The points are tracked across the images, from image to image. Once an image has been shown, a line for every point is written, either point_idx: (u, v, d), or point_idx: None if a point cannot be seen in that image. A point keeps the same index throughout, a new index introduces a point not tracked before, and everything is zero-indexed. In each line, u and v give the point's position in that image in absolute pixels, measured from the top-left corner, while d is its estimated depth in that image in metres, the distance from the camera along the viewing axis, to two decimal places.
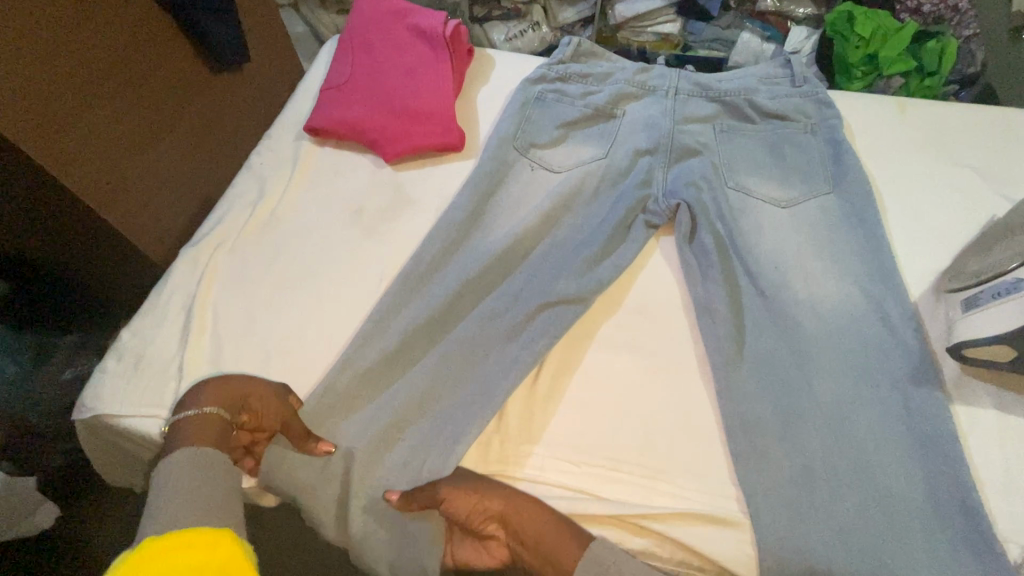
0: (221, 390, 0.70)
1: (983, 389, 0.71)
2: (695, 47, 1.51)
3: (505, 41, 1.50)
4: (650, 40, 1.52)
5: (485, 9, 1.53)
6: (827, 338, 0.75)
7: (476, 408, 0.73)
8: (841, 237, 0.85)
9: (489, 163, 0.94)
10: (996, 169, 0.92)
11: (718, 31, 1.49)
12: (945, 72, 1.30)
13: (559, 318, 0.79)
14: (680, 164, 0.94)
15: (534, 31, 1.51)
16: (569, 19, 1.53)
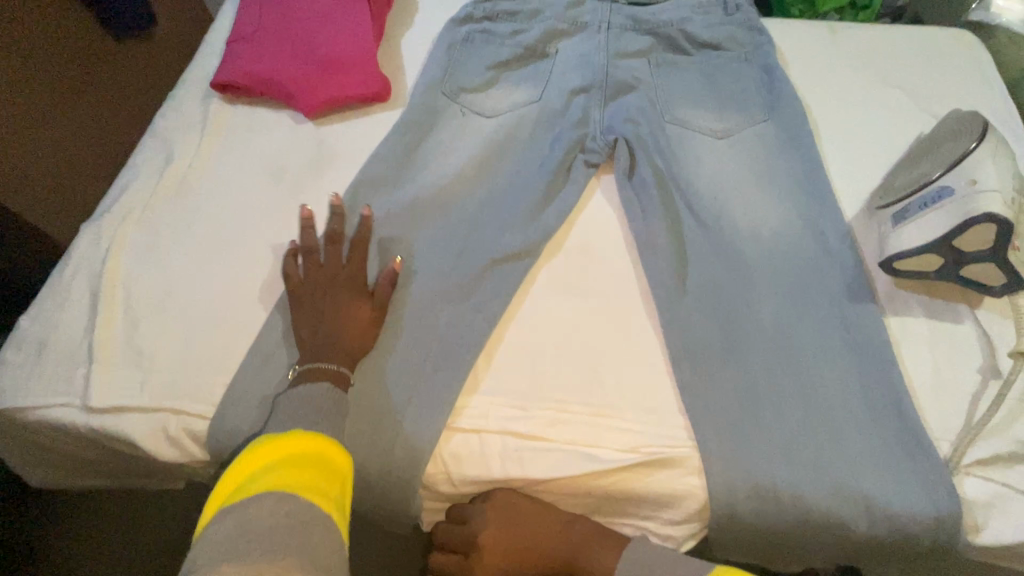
0: (336, 341, 0.67)
1: (913, 298, 0.72)
2: None
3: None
4: None
5: None
6: (768, 262, 0.75)
7: (419, 365, 0.70)
8: (778, 164, 0.84)
9: (417, 111, 0.89)
10: (923, 89, 0.93)
11: None
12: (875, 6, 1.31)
13: (504, 271, 0.76)
14: (616, 101, 0.91)
15: None
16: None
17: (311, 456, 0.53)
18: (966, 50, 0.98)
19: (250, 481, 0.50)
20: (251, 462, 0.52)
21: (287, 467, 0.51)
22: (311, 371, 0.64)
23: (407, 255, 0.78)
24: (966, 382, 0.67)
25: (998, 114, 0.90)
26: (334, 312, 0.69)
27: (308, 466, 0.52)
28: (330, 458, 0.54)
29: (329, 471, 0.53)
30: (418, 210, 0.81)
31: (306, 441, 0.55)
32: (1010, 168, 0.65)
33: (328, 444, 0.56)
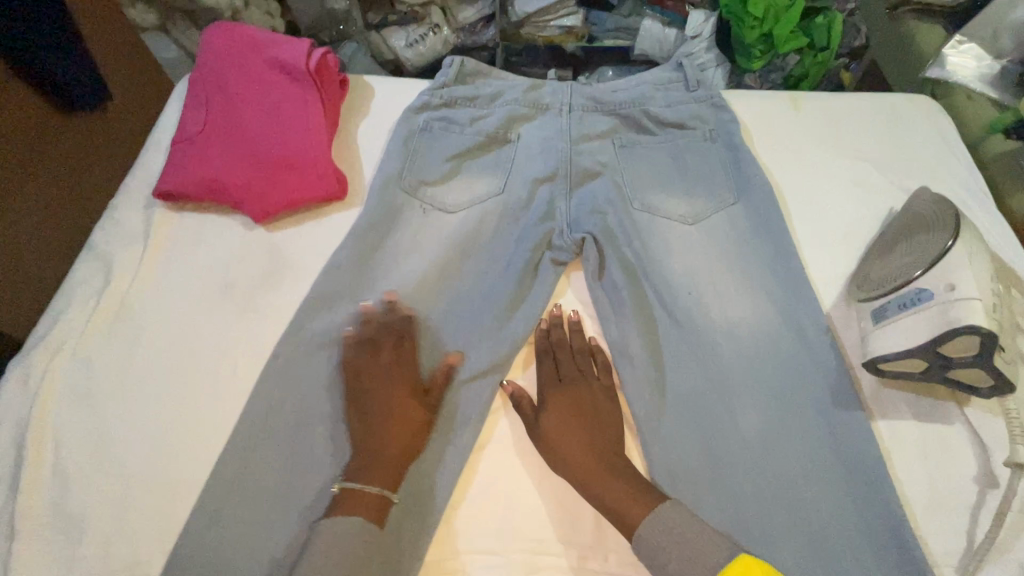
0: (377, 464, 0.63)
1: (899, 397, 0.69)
2: (600, 37, 1.68)
3: (407, 47, 1.64)
4: (554, 34, 1.67)
5: (381, 14, 1.66)
6: (749, 366, 0.72)
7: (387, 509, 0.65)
8: (751, 251, 0.82)
9: (375, 211, 0.84)
10: (889, 161, 0.92)
11: (620, 21, 1.66)
12: (835, 46, 1.34)
13: (476, 394, 0.72)
14: (581, 189, 0.89)
15: (433, 33, 1.65)
16: (469, 18, 1.67)
17: None
18: (927, 115, 0.98)
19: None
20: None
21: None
22: (346, 498, 0.61)
23: None
24: (961, 492, 0.64)
25: (964, 185, 0.89)
26: (376, 431, 0.65)
27: None
28: None
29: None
30: (379, 323, 0.76)
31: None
32: (988, 269, 0.63)
33: None
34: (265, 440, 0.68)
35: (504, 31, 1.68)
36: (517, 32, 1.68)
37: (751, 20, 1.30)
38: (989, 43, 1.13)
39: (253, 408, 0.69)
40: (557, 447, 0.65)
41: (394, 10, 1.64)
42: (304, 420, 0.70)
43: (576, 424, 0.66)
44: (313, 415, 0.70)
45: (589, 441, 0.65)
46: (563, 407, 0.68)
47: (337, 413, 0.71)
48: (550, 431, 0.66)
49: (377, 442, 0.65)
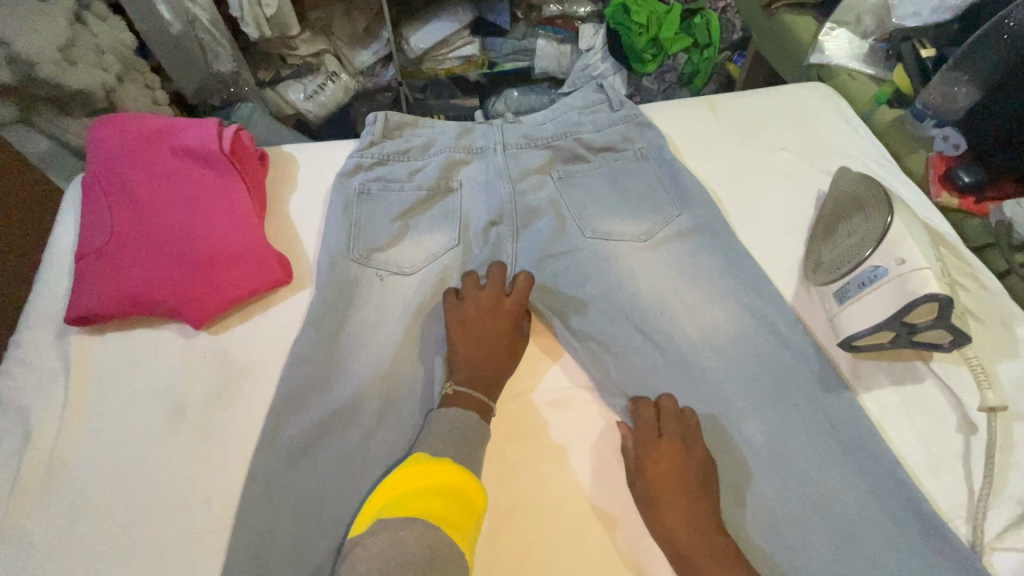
0: (474, 372, 0.72)
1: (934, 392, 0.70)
2: (500, 62, 1.71)
3: (307, 99, 1.61)
4: (455, 64, 1.68)
5: (272, 70, 1.60)
6: (733, 371, 0.74)
7: None
8: (707, 258, 0.84)
9: (329, 290, 0.79)
10: (805, 147, 0.99)
11: (517, 44, 1.68)
12: (716, 41, 1.60)
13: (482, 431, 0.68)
14: (530, 229, 0.88)
15: (333, 81, 1.61)
16: (366, 62, 1.63)
17: (439, 483, 0.58)
18: (825, 97, 1.07)
19: (391, 503, 0.56)
20: (390, 489, 0.58)
21: (412, 494, 0.56)
22: (455, 399, 0.69)
23: (362, 475, 0.67)
24: (952, 444, 0.68)
25: (872, 159, 0.98)
26: (490, 337, 0.74)
27: (431, 491, 0.57)
28: (465, 491, 0.58)
29: (465, 503, 0.58)
30: (360, 412, 0.70)
31: (444, 467, 0.60)
32: (921, 237, 0.69)
33: (462, 474, 0.60)
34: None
35: (404, 68, 1.66)
36: (416, 69, 1.68)
37: (636, 28, 1.51)
38: (856, 27, 1.26)
39: (238, 543, 0.62)
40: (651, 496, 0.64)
41: (286, 64, 1.59)
42: (301, 539, 0.63)
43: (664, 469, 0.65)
44: (309, 532, 0.63)
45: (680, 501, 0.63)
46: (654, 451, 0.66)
47: (335, 522, 0.64)
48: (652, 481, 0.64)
49: (491, 347, 0.74)
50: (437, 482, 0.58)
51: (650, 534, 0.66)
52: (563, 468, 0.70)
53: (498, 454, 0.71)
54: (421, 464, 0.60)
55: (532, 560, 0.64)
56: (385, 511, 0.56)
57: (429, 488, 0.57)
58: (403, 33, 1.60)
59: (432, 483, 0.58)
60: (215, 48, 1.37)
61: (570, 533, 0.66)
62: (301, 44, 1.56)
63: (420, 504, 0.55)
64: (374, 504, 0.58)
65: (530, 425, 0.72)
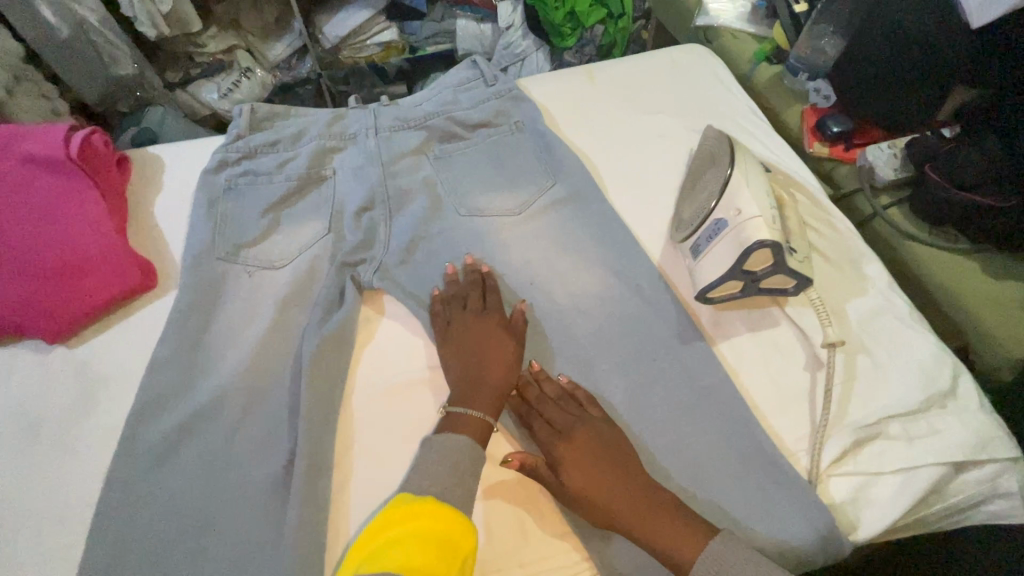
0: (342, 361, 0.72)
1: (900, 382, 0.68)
2: (421, 46, 1.66)
3: (222, 97, 1.52)
4: (374, 52, 1.64)
5: (180, 71, 1.52)
6: (597, 333, 0.75)
7: None
8: (578, 226, 0.86)
9: (192, 292, 0.77)
10: (679, 109, 1.01)
11: (435, 26, 1.64)
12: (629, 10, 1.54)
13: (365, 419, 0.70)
14: (404, 211, 0.87)
15: (247, 77, 1.54)
16: (281, 55, 1.58)
17: (421, 525, 0.53)
18: (700, 59, 1.09)
19: (366, 558, 0.51)
20: (371, 539, 0.53)
21: (395, 541, 0.51)
22: (450, 423, 0.66)
23: (222, 477, 0.65)
24: (801, 382, 0.72)
25: (744, 117, 1.01)
26: (480, 346, 0.71)
27: (415, 532, 0.52)
28: (448, 532, 0.52)
29: (448, 546, 0.51)
30: (222, 412, 0.69)
31: (427, 507, 0.54)
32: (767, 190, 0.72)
33: (447, 514, 0.54)
34: None
35: (322, 59, 1.62)
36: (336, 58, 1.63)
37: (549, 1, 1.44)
38: None
39: (93, 557, 0.60)
40: (596, 495, 0.60)
41: (195, 63, 1.52)
42: (158, 547, 0.61)
43: (597, 469, 0.62)
44: (166, 539, 0.62)
45: (629, 492, 0.60)
46: (583, 455, 0.63)
47: (192, 526, 0.62)
48: (584, 488, 0.61)
49: (469, 355, 0.71)
50: (421, 522, 0.53)
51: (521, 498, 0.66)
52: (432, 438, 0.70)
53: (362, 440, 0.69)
54: (404, 507, 0.55)
55: None
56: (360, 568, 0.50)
57: (413, 529, 0.52)
58: (317, 25, 1.58)
59: (417, 524, 0.53)
60: (113, 52, 1.28)
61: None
62: (209, 40, 1.50)
63: (392, 551, 0.50)
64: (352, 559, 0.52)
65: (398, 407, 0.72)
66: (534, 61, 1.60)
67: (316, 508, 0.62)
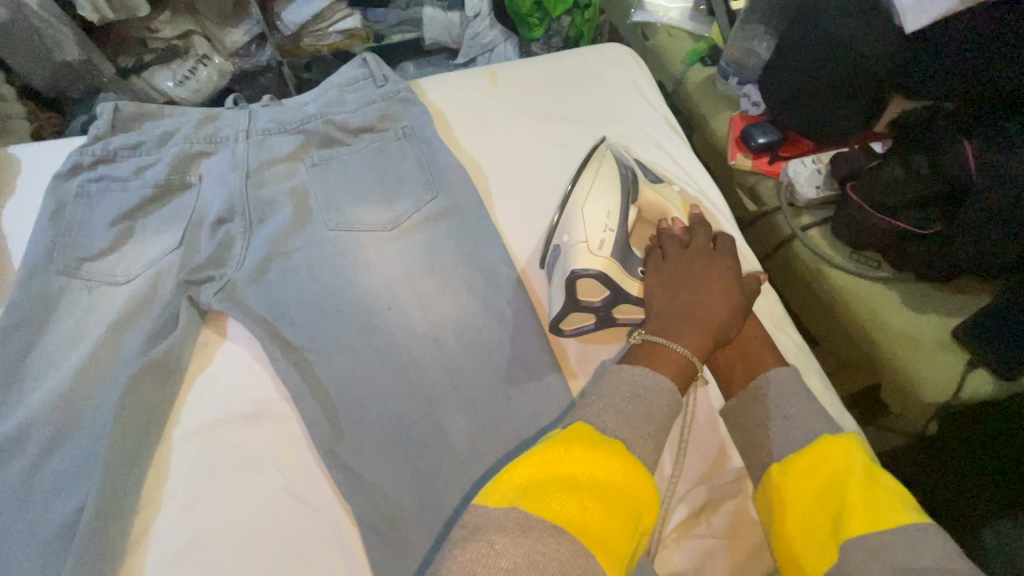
0: (164, 393, 0.67)
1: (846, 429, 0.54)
2: (387, 34, 1.50)
3: (178, 86, 1.29)
4: (337, 41, 1.44)
5: (132, 58, 1.29)
6: (447, 367, 0.69)
7: None
8: (450, 244, 0.79)
9: (12, 307, 0.71)
10: (586, 117, 0.93)
11: (401, 13, 1.48)
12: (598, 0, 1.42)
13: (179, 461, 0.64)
14: (266, 223, 0.80)
15: (205, 66, 1.32)
16: (238, 42, 1.36)
17: (614, 476, 0.46)
18: (618, 61, 1.01)
19: (527, 490, 0.44)
20: (529, 466, 0.46)
21: (562, 484, 0.44)
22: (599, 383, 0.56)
23: (11, 519, 0.59)
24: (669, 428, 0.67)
25: (654, 126, 0.93)
26: (692, 289, 0.64)
27: (587, 482, 0.45)
28: (636, 490, 0.46)
29: (628, 506, 0.45)
30: (27, 444, 0.63)
31: (621, 454, 0.47)
32: (609, 204, 0.70)
33: (636, 470, 0.47)
34: None
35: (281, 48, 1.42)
36: (297, 48, 1.44)
37: None
38: None
39: None
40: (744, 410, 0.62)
41: (148, 49, 1.30)
42: None
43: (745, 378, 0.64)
44: None
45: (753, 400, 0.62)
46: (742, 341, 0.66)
47: None
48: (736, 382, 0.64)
49: (707, 277, 0.65)
50: (596, 470, 0.46)
51: (334, 559, 0.59)
52: (241, 480, 0.63)
53: (167, 488, 0.63)
54: (556, 449, 0.47)
55: None
56: (526, 501, 0.43)
57: (579, 479, 0.45)
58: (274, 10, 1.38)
59: (579, 473, 0.45)
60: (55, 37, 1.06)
61: (233, 556, 0.59)
62: (163, 26, 1.28)
63: (554, 499, 0.43)
64: (509, 481, 0.46)
65: (213, 449, 0.64)
66: (502, 53, 1.46)
67: (95, 559, 0.57)
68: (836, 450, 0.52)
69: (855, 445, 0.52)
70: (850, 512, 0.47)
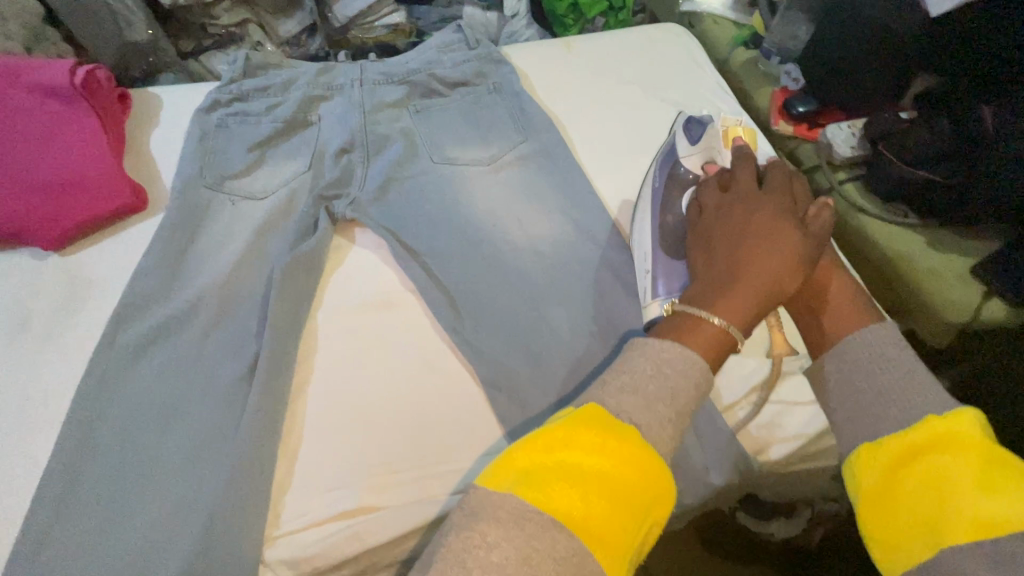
0: (311, 282, 0.78)
1: None
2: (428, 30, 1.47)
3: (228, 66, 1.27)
4: (383, 33, 1.42)
5: (190, 40, 1.28)
6: (546, 271, 0.81)
7: (210, 484, 0.63)
8: (542, 178, 0.91)
9: (174, 213, 0.83)
10: (652, 81, 1.06)
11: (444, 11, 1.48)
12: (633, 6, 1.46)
13: (326, 335, 0.76)
14: (381, 155, 0.93)
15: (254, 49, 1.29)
16: (291, 31, 1.33)
17: (621, 471, 0.41)
18: (677, 38, 1.15)
19: (524, 477, 0.41)
20: (530, 448, 0.42)
21: (561, 478, 0.40)
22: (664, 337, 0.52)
23: (193, 374, 0.71)
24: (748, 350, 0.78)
25: (711, 91, 1.06)
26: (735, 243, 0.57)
27: (589, 473, 0.40)
28: (646, 484, 0.42)
29: (634, 502, 0.41)
30: (196, 318, 0.75)
31: (635, 445, 0.42)
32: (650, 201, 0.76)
33: (648, 462, 0.42)
34: (90, 460, 0.65)
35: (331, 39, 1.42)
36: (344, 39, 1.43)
37: None
38: None
39: (66, 435, 0.66)
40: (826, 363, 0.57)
41: (206, 33, 1.28)
42: (126, 427, 0.67)
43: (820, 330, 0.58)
44: (134, 421, 0.67)
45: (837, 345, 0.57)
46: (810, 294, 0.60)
47: (163, 411, 0.68)
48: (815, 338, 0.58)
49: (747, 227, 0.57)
50: (605, 458, 0.41)
51: (464, 410, 0.70)
52: (379, 354, 0.74)
53: (318, 354, 0.74)
54: (562, 432, 0.42)
55: (346, 438, 0.67)
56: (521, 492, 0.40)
57: (584, 467, 0.40)
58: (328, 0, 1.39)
59: (585, 460, 0.41)
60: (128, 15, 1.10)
61: (378, 406, 0.70)
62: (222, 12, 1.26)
63: (552, 492, 0.39)
64: (507, 462, 0.42)
65: (355, 326, 0.77)
66: None
67: (272, 402, 0.68)
68: (948, 428, 0.44)
69: (968, 423, 0.43)
70: (953, 492, 0.40)
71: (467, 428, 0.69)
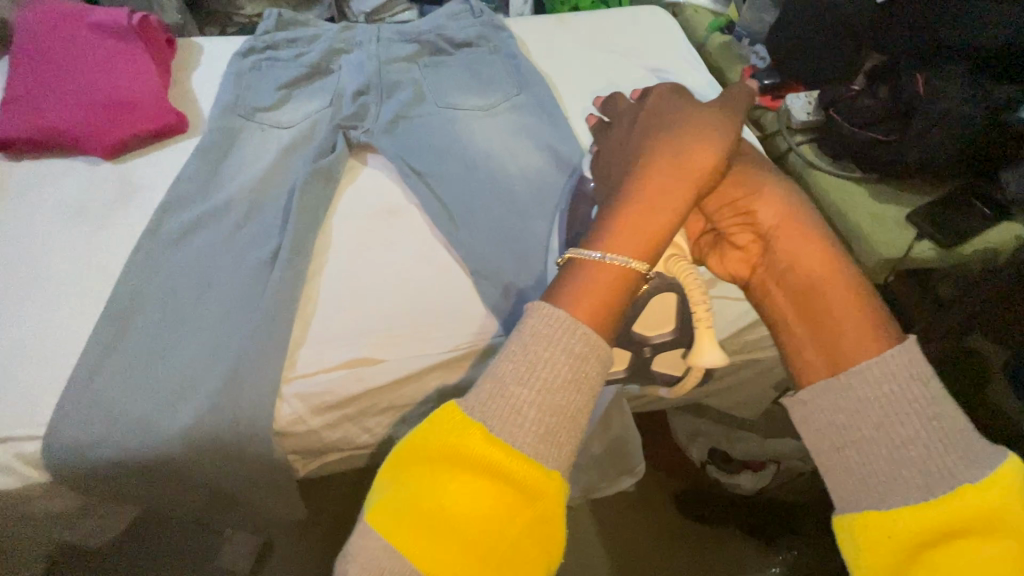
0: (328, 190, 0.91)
1: None
2: None
3: None
4: None
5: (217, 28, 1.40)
6: (531, 192, 0.94)
7: (238, 337, 0.75)
8: (532, 121, 1.05)
9: (212, 133, 0.97)
10: (633, 50, 1.21)
11: None
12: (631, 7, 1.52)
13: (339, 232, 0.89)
14: (393, 98, 1.06)
15: None
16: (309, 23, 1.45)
17: (470, 484, 0.40)
18: (658, 17, 1.30)
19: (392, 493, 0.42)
20: (401, 459, 0.43)
21: (416, 500, 0.40)
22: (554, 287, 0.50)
23: (225, 256, 0.83)
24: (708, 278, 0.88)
25: (686, 61, 1.20)
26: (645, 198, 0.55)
27: (442, 486, 0.40)
28: (507, 493, 0.40)
29: (494, 511, 0.40)
30: (228, 214, 0.87)
31: (489, 454, 0.40)
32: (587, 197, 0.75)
33: (507, 472, 0.40)
34: (137, 315, 0.77)
35: None
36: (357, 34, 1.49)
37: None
38: None
39: (118, 295, 0.77)
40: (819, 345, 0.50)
41: (232, 22, 1.40)
42: (167, 293, 0.79)
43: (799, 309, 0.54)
44: (174, 289, 0.79)
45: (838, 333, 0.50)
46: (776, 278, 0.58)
47: (198, 283, 0.80)
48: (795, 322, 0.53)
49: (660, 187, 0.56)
50: (458, 470, 0.40)
51: (454, 294, 0.83)
52: (384, 249, 0.87)
53: (331, 246, 0.87)
54: (425, 442, 0.42)
55: (353, 309, 0.81)
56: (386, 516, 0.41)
57: (438, 481, 0.40)
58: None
59: (439, 472, 0.41)
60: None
61: (382, 286, 0.83)
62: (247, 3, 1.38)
63: (406, 519, 0.40)
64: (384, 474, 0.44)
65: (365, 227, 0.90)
66: None
67: (293, 277, 0.80)
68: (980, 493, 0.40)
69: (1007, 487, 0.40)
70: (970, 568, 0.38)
71: (455, 307, 0.82)
